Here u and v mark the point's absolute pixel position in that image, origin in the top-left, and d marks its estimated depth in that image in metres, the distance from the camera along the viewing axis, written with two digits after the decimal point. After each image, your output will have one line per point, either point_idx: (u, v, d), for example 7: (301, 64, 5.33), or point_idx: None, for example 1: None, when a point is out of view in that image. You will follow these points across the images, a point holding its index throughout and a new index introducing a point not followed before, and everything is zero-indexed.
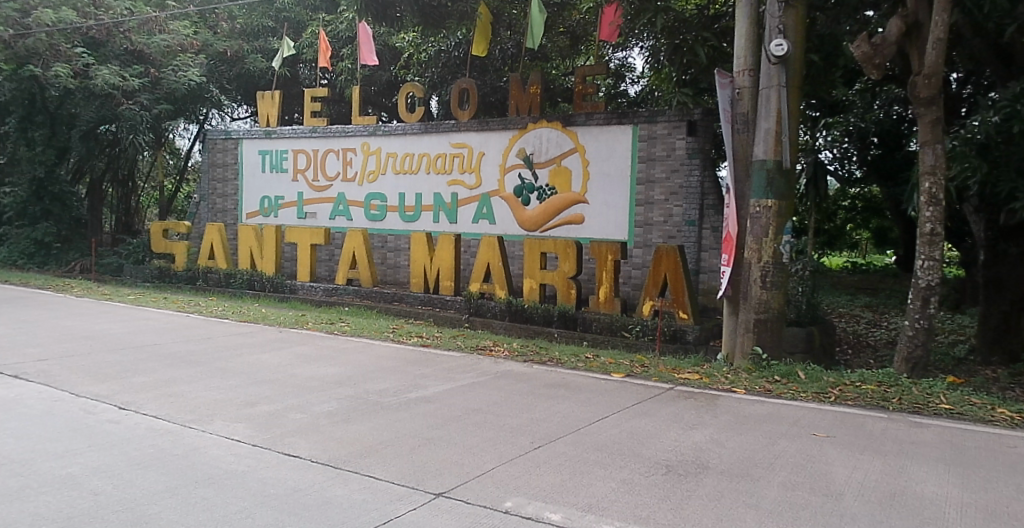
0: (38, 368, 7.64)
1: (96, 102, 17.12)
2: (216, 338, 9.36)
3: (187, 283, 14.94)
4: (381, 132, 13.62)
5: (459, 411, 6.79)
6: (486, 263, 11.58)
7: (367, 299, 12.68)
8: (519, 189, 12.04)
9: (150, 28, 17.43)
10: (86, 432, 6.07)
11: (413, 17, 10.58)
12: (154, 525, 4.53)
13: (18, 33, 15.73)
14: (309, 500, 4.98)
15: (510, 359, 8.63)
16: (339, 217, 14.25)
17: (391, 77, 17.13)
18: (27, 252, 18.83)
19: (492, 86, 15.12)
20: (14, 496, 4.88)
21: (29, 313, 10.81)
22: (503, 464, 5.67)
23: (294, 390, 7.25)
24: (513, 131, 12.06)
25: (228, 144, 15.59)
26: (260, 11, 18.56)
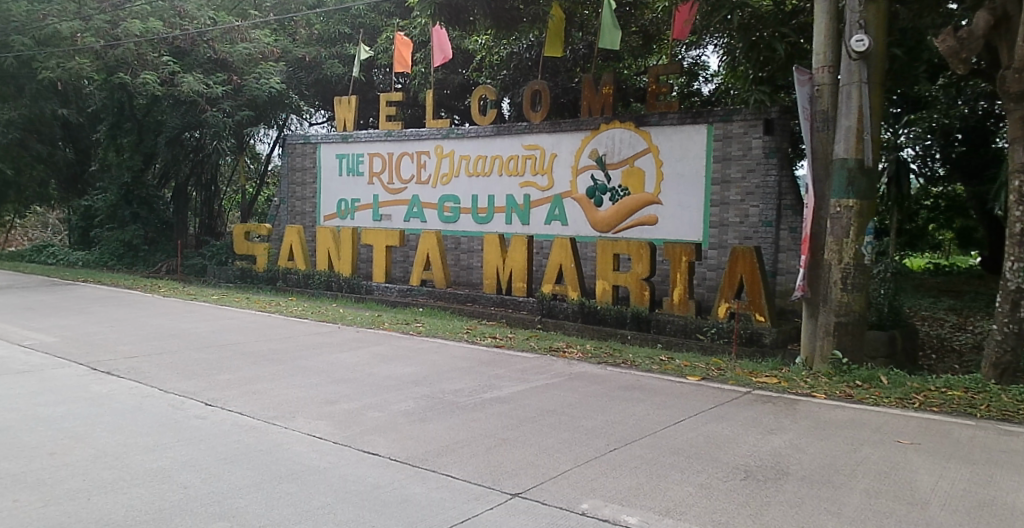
0: (129, 365, 7.94)
1: (182, 108, 17.88)
2: (297, 337, 9.57)
3: (268, 284, 15.35)
4: (454, 135, 13.74)
5: (534, 412, 6.80)
6: (558, 264, 11.54)
7: (440, 299, 12.81)
8: (591, 190, 12.00)
9: (232, 37, 17.98)
10: (175, 427, 6.29)
11: (486, 21, 10.58)
12: (241, 518, 4.66)
13: (109, 44, 16.53)
14: (388, 497, 5.05)
15: (585, 360, 8.60)
16: (413, 219, 14.48)
17: (463, 81, 17.29)
18: (117, 252, 19.73)
19: (563, 87, 15.09)
20: (109, 488, 5.08)
21: (120, 311, 11.26)
22: (579, 466, 5.64)
23: (371, 389, 7.37)
24: (586, 132, 12.02)
25: (306, 148, 15.95)
26: (336, 18, 18.88)
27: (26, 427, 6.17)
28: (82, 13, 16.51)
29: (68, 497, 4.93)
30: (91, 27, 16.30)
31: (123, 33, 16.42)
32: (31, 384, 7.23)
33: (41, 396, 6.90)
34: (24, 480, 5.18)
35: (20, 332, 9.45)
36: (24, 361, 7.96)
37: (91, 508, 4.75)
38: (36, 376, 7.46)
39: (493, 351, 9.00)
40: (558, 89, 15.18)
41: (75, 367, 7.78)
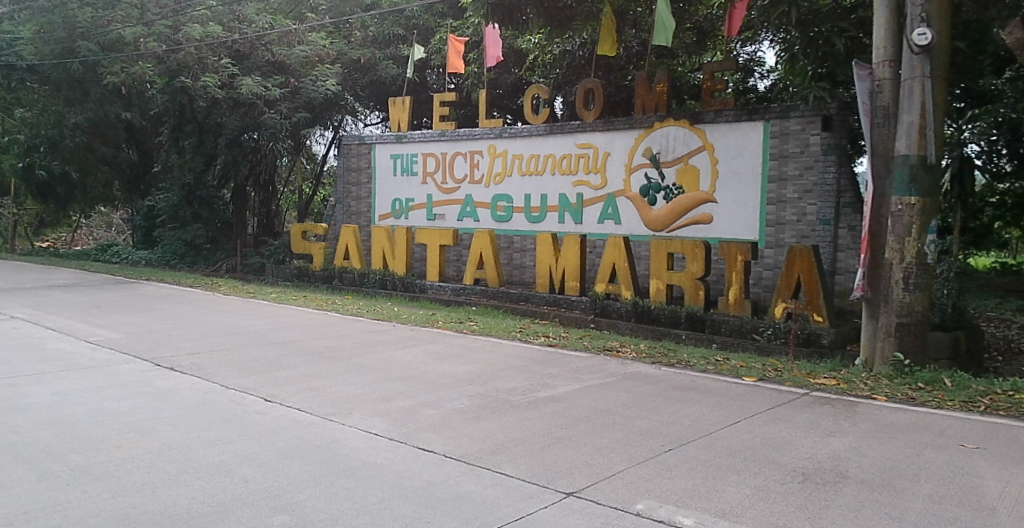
0: (191, 361, 8.14)
1: (241, 110, 18.32)
2: (352, 335, 9.71)
3: (324, 282, 15.61)
4: (507, 134, 13.77)
5: (588, 411, 6.78)
6: (611, 263, 11.49)
7: (493, 298, 12.87)
8: (645, 189, 11.90)
9: (288, 40, 18.42)
10: (235, 422, 6.43)
11: (539, 20, 10.56)
12: (300, 512, 4.75)
13: (170, 49, 17.06)
14: (443, 494, 5.09)
15: (639, 360, 8.53)
16: (467, 218, 14.55)
17: (515, 80, 17.32)
18: (180, 252, 20.38)
19: (617, 85, 14.94)
20: (173, 481, 5.22)
21: (182, 309, 11.55)
22: (634, 466, 5.61)
23: (427, 386, 7.44)
24: (639, 130, 11.93)
25: (361, 149, 16.18)
26: (391, 20, 18.73)
27: (93, 422, 6.36)
28: (145, 19, 17.31)
29: (135, 489, 5.08)
30: (153, 32, 17.07)
31: (184, 37, 16.94)
32: (98, 379, 7.46)
33: (109, 391, 7.13)
34: (92, 472, 5.35)
35: (87, 328, 9.77)
36: (91, 357, 8.23)
37: (156, 500, 4.89)
38: (104, 371, 7.70)
39: (546, 350, 9.01)
40: (611, 88, 15.06)
41: (139, 363, 8.02)
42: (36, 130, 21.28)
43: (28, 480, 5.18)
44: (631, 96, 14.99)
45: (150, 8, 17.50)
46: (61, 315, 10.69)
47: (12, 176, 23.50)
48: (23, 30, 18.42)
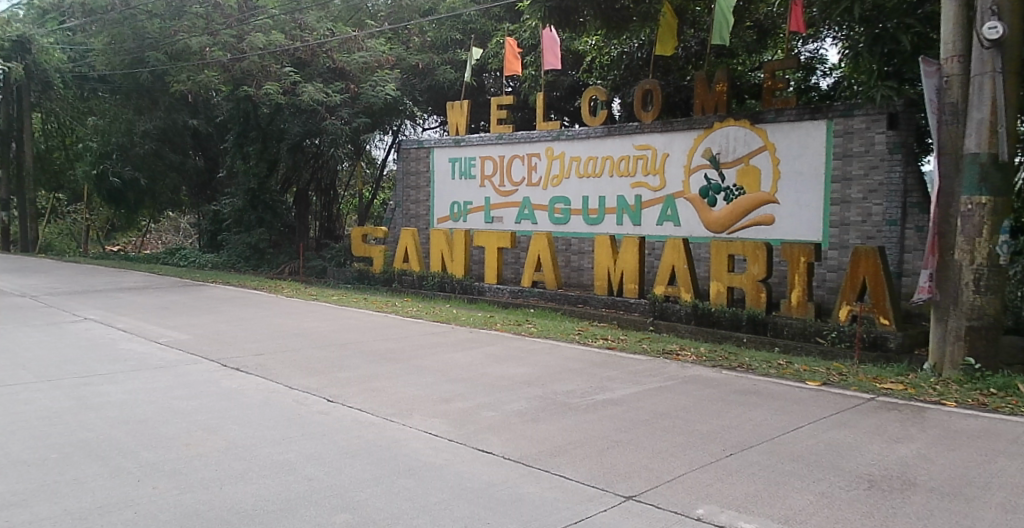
0: (256, 362, 8.35)
1: (302, 117, 18.64)
2: (412, 336, 9.83)
3: (384, 285, 15.83)
4: (564, 137, 13.82)
5: (648, 414, 6.73)
6: (671, 266, 11.40)
7: (551, 301, 12.87)
8: (705, 189, 11.91)
9: (349, 47, 18.86)
10: (299, 421, 6.57)
11: (597, 21, 10.47)
12: (362, 510, 4.82)
13: (235, 57, 18.11)
14: (503, 495, 5.11)
15: (699, 364, 8.43)
16: (525, 220, 14.62)
17: (573, 82, 17.33)
18: (244, 254, 20.78)
19: (675, 86, 14.64)
20: (239, 478, 5.35)
21: (247, 310, 11.86)
22: (695, 471, 5.55)
23: (486, 388, 7.48)
24: (699, 131, 11.93)
25: (420, 152, 16.36)
26: (449, 24, 18.93)
27: (164, 420, 6.57)
28: (211, 29, 18.66)
29: (203, 485, 5.22)
30: (218, 41, 18.31)
31: (247, 46, 17.93)
32: (167, 378, 7.71)
33: (178, 390, 7.36)
34: (163, 469, 5.52)
35: (157, 329, 10.11)
36: (161, 357, 8.50)
37: (223, 497, 5.02)
38: (173, 371, 7.96)
39: (604, 353, 8.99)
40: (670, 89, 14.69)
41: (207, 363, 8.25)
42: (108, 137, 22.61)
43: (103, 475, 5.37)
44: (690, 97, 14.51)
45: (215, 19, 18.80)
46: (133, 317, 11.10)
47: (85, 183, 24.48)
48: (95, 45, 21.08)
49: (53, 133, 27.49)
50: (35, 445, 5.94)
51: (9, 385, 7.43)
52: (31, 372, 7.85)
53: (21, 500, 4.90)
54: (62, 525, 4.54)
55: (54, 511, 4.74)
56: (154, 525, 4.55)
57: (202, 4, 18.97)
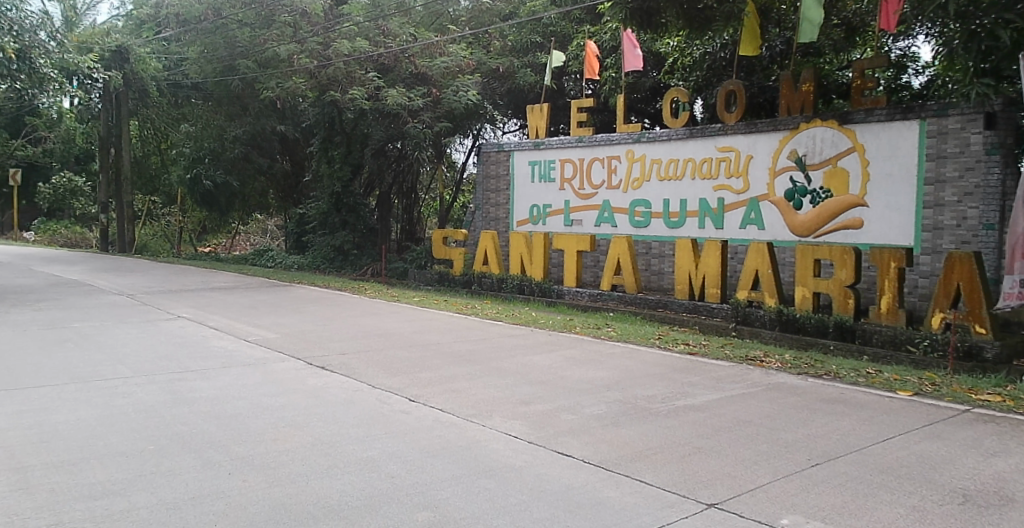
0: (340, 360, 8.58)
1: (385, 121, 19.50)
2: (492, 338, 9.93)
3: (464, 287, 16.08)
4: (645, 139, 13.74)
5: (730, 421, 6.64)
6: (754, 270, 11.28)
7: (631, 304, 12.91)
8: (790, 192, 11.79)
9: (432, 52, 18.99)
10: (382, 419, 6.72)
11: (679, 22, 10.28)
12: (444, 509, 4.89)
13: (321, 64, 18.55)
14: (583, 499, 5.10)
15: (783, 370, 8.30)
16: (604, 223, 14.59)
17: (655, 84, 17.02)
18: (329, 256, 21.56)
19: (759, 86, 14.50)
20: (325, 473, 5.51)
21: (331, 310, 12.20)
22: (778, 480, 5.43)
23: (565, 391, 7.50)
24: (785, 132, 11.80)
25: (500, 156, 16.51)
26: (529, 27, 18.94)
27: (253, 415, 6.82)
28: (298, 37, 19.12)
29: (290, 480, 5.38)
30: (306, 49, 18.75)
31: (334, 53, 18.15)
32: (257, 375, 8.01)
33: (265, 387, 7.61)
34: (252, 463, 5.72)
35: (246, 327, 10.51)
36: (250, 354, 8.83)
37: (309, 492, 5.16)
38: (261, 368, 8.25)
39: (684, 358, 8.91)
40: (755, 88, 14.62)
41: (294, 361, 8.52)
42: (201, 143, 23.71)
43: (196, 467, 5.60)
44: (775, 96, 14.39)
45: (303, 27, 19.29)
46: (223, 315, 11.54)
47: (180, 187, 25.62)
48: (190, 54, 22.01)
49: (149, 139, 28.75)
50: (133, 437, 6.23)
51: (110, 379, 7.83)
52: (130, 368, 8.26)
53: (120, 488, 5.15)
54: (158, 513, 4.75)
55: (150, 500, 4.95)
56: (244, 517, 4.71)
57: (291, 13, 19.32)
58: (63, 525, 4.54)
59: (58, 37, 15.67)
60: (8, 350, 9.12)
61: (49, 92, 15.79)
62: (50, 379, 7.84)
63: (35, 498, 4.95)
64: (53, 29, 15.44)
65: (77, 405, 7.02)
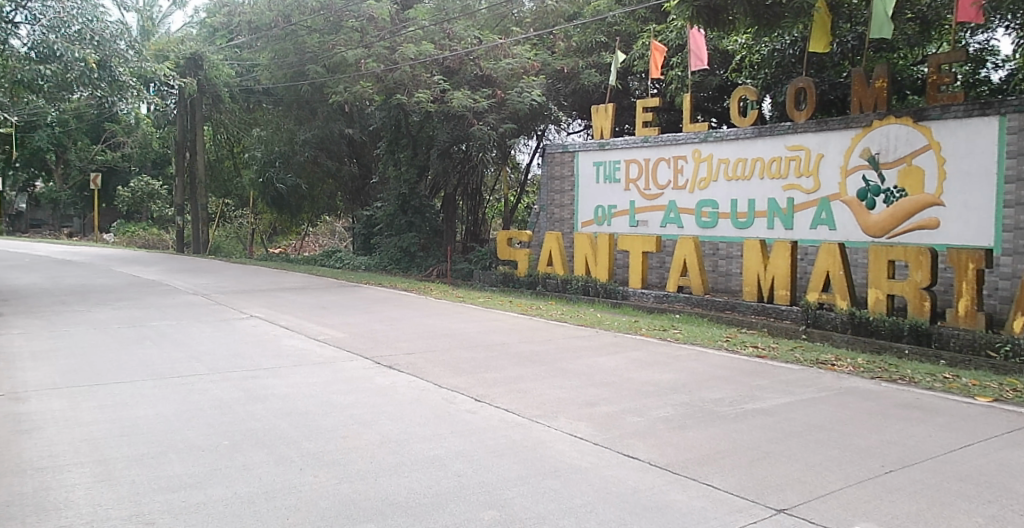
0: (407, 360, 8.73)
1: (451, 124, 19.49)
2: (557, 340, 9.97)
3: (529, 288, 16.20)
4: (713, 138, 13.57)
5: (800, 426, 6.52)
6: (825, 271, 11.18)
7: (697, 306, 12.84)
8: (863, 192, 11.51)
9: (496, 54, 19.05)
10: (449, 419, 6.80)
11: (746, 20, 10.15)
12: (510, 509, 4.90)
13: (388, 67, 18.74)
14: (650, 501, 5.04)
15: (855, 374, 8.15)
16: (670, 224, 14.46)
17: (721, 82, 16.91)
18: (396, 257, 22.00)
19: (830, 83, 14.43)
20: (393, 471, 5.58)
21: (399, 311, 12.44)
22: (851, 486, 5.28)
23: (630, 393, 7.48)
24: (857, 130, 11.54)
25: (565, 157, 16.48)
26: (594, 27, 19.09)
27: (324, 413, 6.98)
28: (366, 42, 19.51)
29: (359, 476, 5.48)
30: (374, 53, 18.86)
31: (401, 57, 18.40)
32: (326, 373, 8.20)
33: (334, 385, 7.78)
34: (322, 459, 5.84)
35: (315, 327, 10.78)
36: (320, 354, 9.05)
37: (377, 488, 5.24)
38: (331, 367, 8.45)
39: (753, 361, 8.78)
40: (826, 85, 14.53)
41: (363, 361, 8.71)
42: (271, 147, 24.53)
43: (269, 463, 5.75)
44: (847, 93, 14.31)
45: (370, 32, 19.63)
46: (294, 314, 11.87)
47: (252, 190, 26.37)
48: (262, 60, 22.75)
49: (222, 143, 29.66)
50: (208, 432, 6.44)
51: (186, 376, 8.12)
52: (205, 365, 8.56)
53: (196, 482, 5.31)
54: (233, 507, 4.89)
55: (226, 494, 5.10)
56: (315, 512, 4.81)
57: (358, 18, 20.04)
58: (142, 516, 4.70)
59: (137, 47, 16.27)
60: (91, 347, 9.54)
61: (127, 99, 16.48)
62: (131, 375, 8.18)
63: (117, 489, 5.14)
64: (131, 38, 16.04)
65: (155, 401, 7.29)
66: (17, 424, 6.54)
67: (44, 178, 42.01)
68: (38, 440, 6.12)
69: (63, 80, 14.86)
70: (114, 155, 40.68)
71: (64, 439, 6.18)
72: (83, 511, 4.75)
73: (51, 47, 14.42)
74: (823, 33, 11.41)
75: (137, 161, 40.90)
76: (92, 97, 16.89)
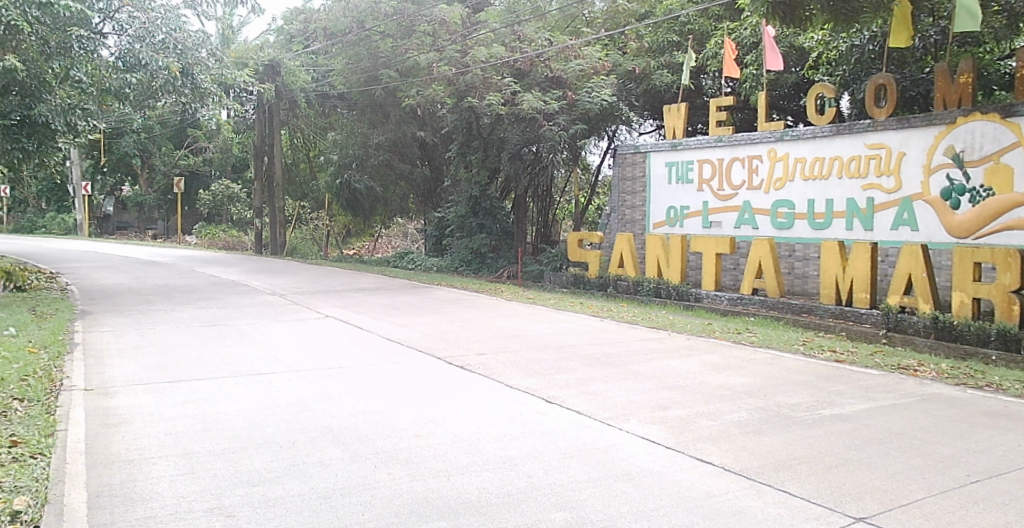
0: (479, 361, 8.84)
1: (522, 125, 19.59)
2: (628, 342, 9.92)
3: (599, 290, 16.19)
4: (789, 137, 13.24)
5: (881, 433, 6.31)
6: (907, 274, 10.80)
7: (773, 309, 12.61)
8: (947, 191, 11.07)
9: (566, 55, 19.27)
10: (521, 420, 6.85)
11: (824, 15, 9.91)
12: (581, 510, 4.90)
13: (460, 71, 19.19)
14: (724, 507, 4.95)
15: (939, 380, 7.85)
16: (744, 226, 14.19)
17: (798, 79, 16.48)
18: (466, 259, 22.39)
19: (913, 79, 14.13)
20: (465, 470, 5.66)
21: (472, 312, 12.61)
22: (935, 496, 5.07)
23: (704, 397, 7.38)
24: (940, 127, 11.13)
25: (636, 157, 16.33)
26: (666, 27, 18.81)
27: (398, 412, 7.12)
28: (438, 46, 20.18)
29: (432, 475, 5.58)
30: (445, 57, 19.76)
31: (472, 60, 19.03)
32: (399, 373, 8.37)
33: (407, 385, 7.94)
34: (396, 457, 5.97)
35: (389, 327, 11.03)
36: (396, 354, 9.25)
37: (450, 487, 5.32)
38: (405, 367, 8.62)
39: (831, 365, 8.55)
40: (907, 81, 14.25)
41: (436, 361, 8.86)
42: (346, 150, 25.29)
43: (344, 459, 5.91)
44: (930, 90, 14.03)
45: (442, 36, 20.49)
46: (370, 314, 12.18)
47: (327, 193, 27.07)
48: (336, 65, 23.47)
49: (299, 147, 30.56)
50: (287, 428, 6.66)
51: (266, 374, 8.42)
52: (285, 363, 8.85)
53: (275, 477, 5.50)
54: (311, 501, 5.06)
55: (303, 489, 5.28)
56: (389, 509, 4.91)
57: (431, 22, 20.44)
58: (223, 509, 4.90)
59: (217, 54, 16.95)
60: (178, 344, 10.00)
61: (208, 105, 17.19)
62: (214, 373, 8.52)
63: (200, 482, 5.37)
64: (211, 46, 16.72)
65: (236, 398, 7.57)
66: (106, 417, 6.90)
67: (131, 182, 44.10)
68: (126, 434, 6.44)
69: (149, 88, 15.60)
70: (196, 160, 42.42)
71: (151, 433, 6.49)
72: (168, 503, 4.98)
73: (137, 57, 15.09)
74: (903, 26, 11.11)
75: (218, 166, 42.57)
76: (176, 103, 17.59)
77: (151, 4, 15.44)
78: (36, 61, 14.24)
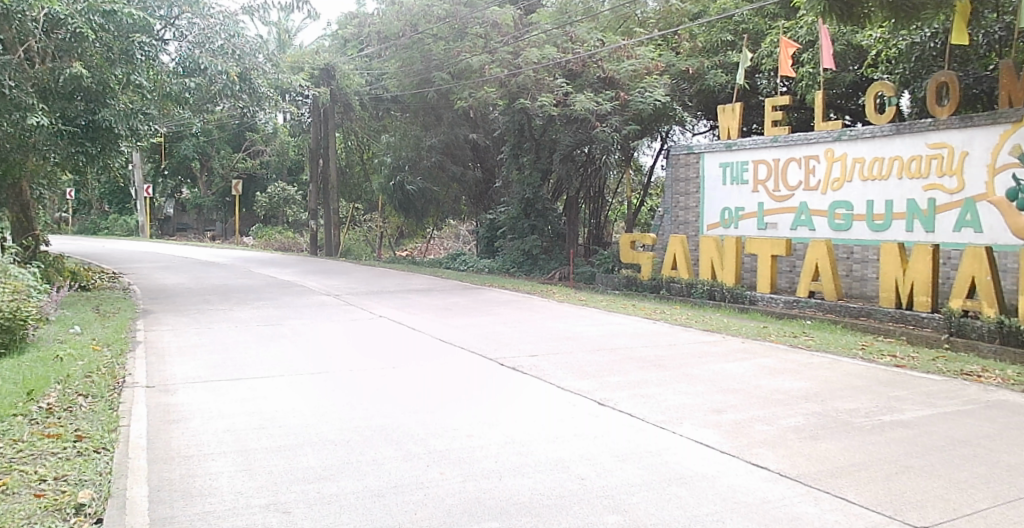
0: (531, 362, 8.90)
1: (574, 126, 19.75)
2: (681, 345, 9.84)
3: (652, 291, 16.09)
4: (846, 137, 12.94)
5: (943, 441, 6.13)
6: (970, 277, 10.44)
7: (831, 312, 12.32)
8: (1013, 192, 10.67)
9: (619, 56, 19.24)
10: (574, 422, 6.88)
11: (883, 12, 9.69)
12: (633, 514, 4.91)
13: (511, 73, 19.29)
14: (779, 513, 4.88)
15: (1005, 387, 7.58)
16: (801, 227, 13.91)
17: (856, 78, 16.07)
18: (518, 260, 22.34)
19: (976, 76, 13.51)
20: (516, 471, 5.72)
21: (523, 313, 12.67)
22: (1001, 506, 4.92)
23: (759, 401, 7.28)
24: (1006, 125, 10.74)
25: (690, 158, 16.17)
26: (720, 26, 18.60)
27: (450, 412, 7.24)
28: (489, 48, 20.41)
29: (484, 475, 5.67)
30: (498, 59, 19.76)
31: (524, 61, 19.01)
32: (452, 373, 8.49)
33: (460, 385, 8.05)
34: (449, 456, 6.08)
35: (442, 327, 11.19)
36: (449, 354, 9.38)
37: (502, 488, 5.40)
38: (458, 367, 8.74)
39: (891, 370, 8.34)
40: (969, 79, 13.62)
41: (489, 362, 8.96)
42: (400, 152, 25.79)
43: (397, 458, 6.04)
44: (994, 87, 13.45)
45: (494, 37, 20.54)
46: (423, 315, 12.37)
47: (381, 194, 27.47)
48: (389, 68, 23.88)
49: (353, 150, 31.11)
50: (342, 427, 6.84)
51: (323, 373, 8.64)
52: (341, 363, 9.06)
53: (330, 474, 5.67)
54: (364, 499, 5.20)
55: (356, 487, 5.42)
56: (442, 508, 5.01)
57: (482, 25, 20.60)
58: (279, 504, 5.08)
59: (274, 59, 17.44)
60: (240, 343, 10.34)
61: (266, 109, 17.71)
62: (273, 372, 8.79)
63: (258, 478, 5.57)
64: (269, 51, 17.24)
65: (294, 397, 7.80)
66: (169, 414, 7.19)
67: (190, 184, 45.58)
68: (187, 430, 6.71)
69: (208, 92, 16.17)
70: (254, 163, 43.57)
71: (212, 430, 6.75)
72: (227, 498, 5.18)
73: (196, 62, 15.66)
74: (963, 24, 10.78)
75: (275, 169, 43.69)
76: (235, 108, 18.19)
77: (211, 11, 16.04)
78: (100, 68, 14.55)
